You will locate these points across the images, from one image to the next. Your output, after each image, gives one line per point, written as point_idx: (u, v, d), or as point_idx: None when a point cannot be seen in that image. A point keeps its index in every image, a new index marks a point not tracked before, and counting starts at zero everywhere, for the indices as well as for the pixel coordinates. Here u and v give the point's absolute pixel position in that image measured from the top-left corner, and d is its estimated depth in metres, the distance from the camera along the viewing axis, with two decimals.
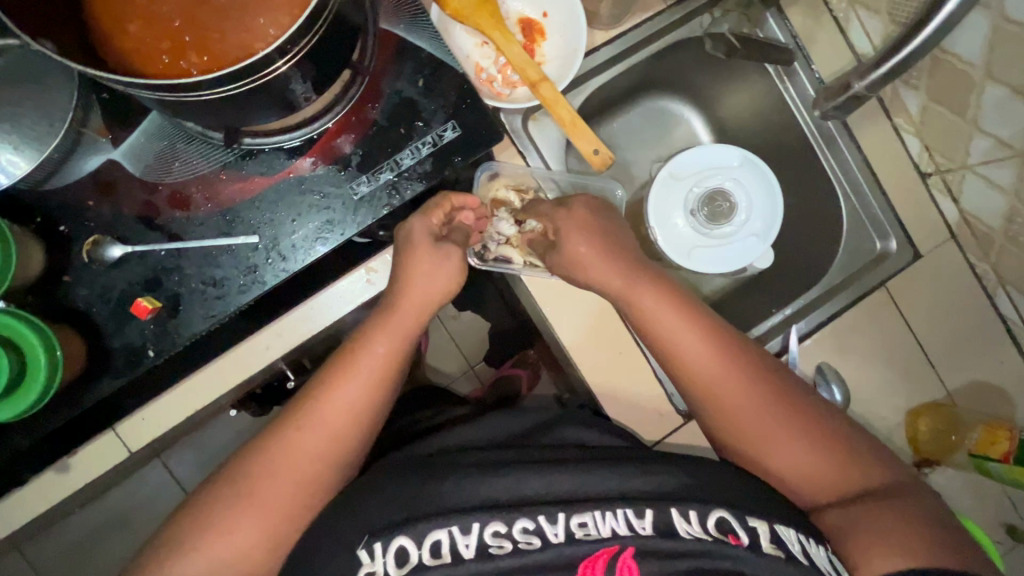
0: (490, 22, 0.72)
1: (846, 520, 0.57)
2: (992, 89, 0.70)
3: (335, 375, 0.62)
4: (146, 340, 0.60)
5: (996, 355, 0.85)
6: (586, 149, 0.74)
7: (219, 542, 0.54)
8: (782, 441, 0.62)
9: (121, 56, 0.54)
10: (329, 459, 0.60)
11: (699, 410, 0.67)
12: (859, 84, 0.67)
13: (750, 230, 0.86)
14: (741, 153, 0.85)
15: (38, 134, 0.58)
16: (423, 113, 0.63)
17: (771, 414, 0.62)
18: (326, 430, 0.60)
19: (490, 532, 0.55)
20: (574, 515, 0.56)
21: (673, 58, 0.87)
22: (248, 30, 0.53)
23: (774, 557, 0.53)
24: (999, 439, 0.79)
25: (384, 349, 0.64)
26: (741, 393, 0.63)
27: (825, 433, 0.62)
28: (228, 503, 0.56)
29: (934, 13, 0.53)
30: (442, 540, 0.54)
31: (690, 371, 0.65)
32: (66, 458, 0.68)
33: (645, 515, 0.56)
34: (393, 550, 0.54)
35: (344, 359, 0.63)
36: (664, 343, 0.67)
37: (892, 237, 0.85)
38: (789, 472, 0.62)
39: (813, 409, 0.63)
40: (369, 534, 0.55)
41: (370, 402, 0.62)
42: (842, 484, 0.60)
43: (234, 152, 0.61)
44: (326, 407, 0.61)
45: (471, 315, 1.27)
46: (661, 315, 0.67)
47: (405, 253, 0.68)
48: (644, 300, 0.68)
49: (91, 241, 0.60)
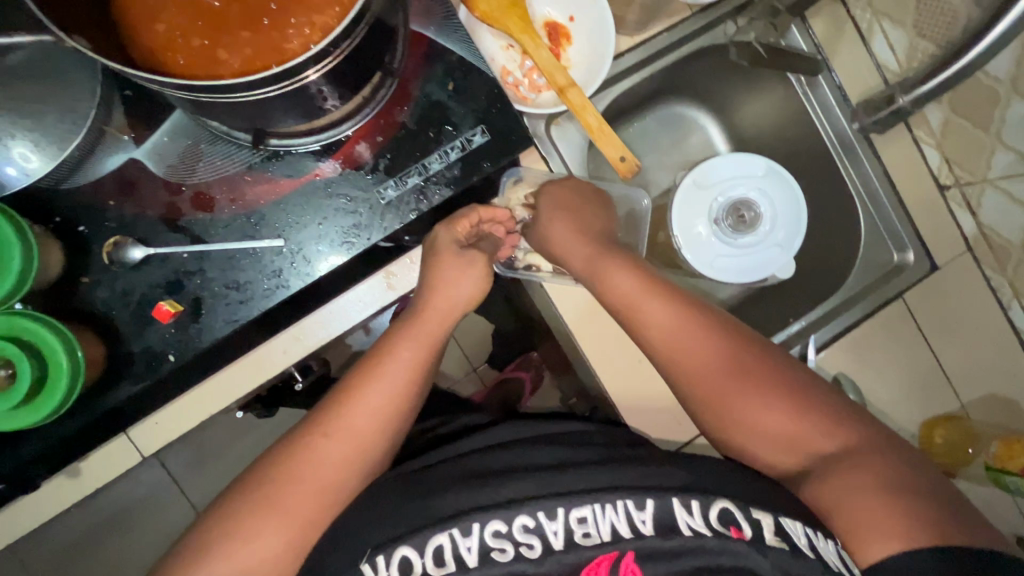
0: (519, 25, 0.71)
1: (824, 487, 0.54)
2: (1018, 104, 0.76)
3: (359, 379, 0.62)
4: (167, 345, 0.59)
5: (1010, 367, 0.86)
6: (612, 156, 0.74)
7: (242, 552, 0.53)
8: (746, 404, 0.60)
9: (152, 55, 0.53)
10: (352, 462, 0.58)
11: (666, 376, 0.65)
12: (902, 99, 0.66)
13: (772, 240, 0.86)
14: (766, 162, 0.85)
15: (59, 133, 0.57)
16: (453, 117, 0.62)
17: (739, 383, 0.60)
18: (353, 432, 0.59)
19: (490, 533, 0.55)
20: (574, 509, 0.55)
21: (696, 65, 0.86)
22: (280, 31, 0.52)
23: (779, 550, 0.52)
24: (1015, 452, 0.79)
25: (409, 353, 0.64)
26: (703, 356, 0.62)
27: (794, 392, 0.59)
28: (249, 512, 0.54)
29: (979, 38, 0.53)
30: (444, 546, 0.54)
31: (652, 335, 0.65)
32: (76, 463, 0.67)
33: (646, 506, 0.55)
34: (396, 562, 0.54)
35: (370, 363, 0.63)
36: (629, 313, 0.66)
37: (910, 248, 0.85)
38: (766, 442, 0.59)
39: (781, 372, 0.60)
40: (372, 547, 0.54)
41: (400, 402, 0.62)
42: (819, 447, 0.57)
43: (260, 153, 0.60)
44: (353, 412, 0.60)
45: (477, 317, 1.26)
46: (628, 288, 0.66)
47: (430, 261, 0.68)
48: (609, 277, 0.68)
49: (112, 242, 0.58)
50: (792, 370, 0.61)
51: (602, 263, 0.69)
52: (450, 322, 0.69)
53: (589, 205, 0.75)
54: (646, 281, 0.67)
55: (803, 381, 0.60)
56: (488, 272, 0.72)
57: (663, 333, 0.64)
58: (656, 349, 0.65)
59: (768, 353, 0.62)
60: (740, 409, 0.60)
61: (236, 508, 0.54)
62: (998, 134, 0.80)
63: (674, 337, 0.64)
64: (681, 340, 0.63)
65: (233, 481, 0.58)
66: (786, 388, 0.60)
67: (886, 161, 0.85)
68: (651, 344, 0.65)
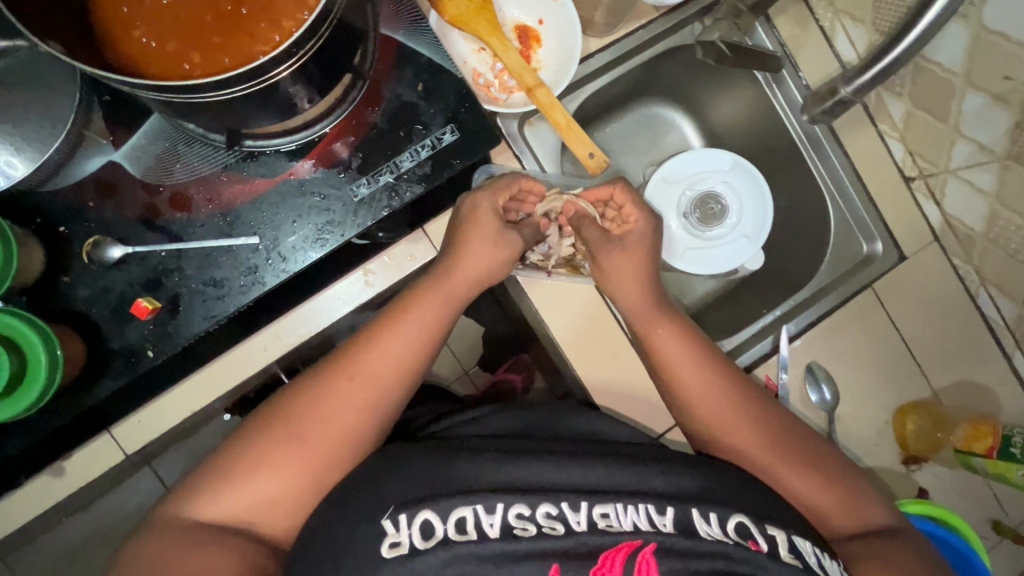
0: (488, 28, 0.73)
1: (861, 550, 0.59)
2: (973, 96, 0.76)
3: (383, 330, 0.63)
4: (146, 341, 0.61)
5: (981, 356, 0.88)
6: (581, 153, 0.76)
7: (260, 483, 0.56)
8: (794, 473, 0.64)
9: (126, 59, 0.55)
10: (371, 407, 0.61)
11: (711, 440, 0.68)
12: (846, 90, 0.66)
13: (742, 232, 0.90)
14: (733, 157, 0.88)
15: (41, 137, 0.59)
16: (423, 117, 0.64)
17: (782, 459, 0.64)
18: (371, 382, 0.61)
19: (514, 514, 0.55)
20: (597, 505, 0.57)
21: (666, 65, 0.89)
22: (249, 35, 0.54)
23: (792, 566, 0.55)
24: (984, 435, 0.82)
25: (430, 311, 0.65)
26: (752, 430, 0.66)
27: (832, 470, 0.64)
28: (265, 455, 0.56)
29: (904, 34, 0.54)
30: (467, 518, 0.54)
31: (705, 407, 0.67)
32: (60, 462, 0.68)
33: (667, 512, 0.57)
34: (418, 524, 0.53)
35: (396, 312, 0.64)
36: (678, 378, 0.69)
37: (878, 239, 0.88)
38: (809, 505, 0.63)
39: (825, 455, 0.65)
40: (394, 506, 0.54)
41: (420, 355, 0.64)
42: (860, 521, 0.62)
43: (235, 154, 0.62)
44: (375, 358, 0.62)
45: (466, 320, 1.26)
46: (680, 364, 0.69)
47: (466, 227, 0.69)
48: (665, 351, 0.70)
49: (91, 241, 0.60)
50: (827, 448, 0.67)
51: (658, 321, 0.71)
52: (476, 291, 0.70)
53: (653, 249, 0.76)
54: (698, 352, 0.69)
55: (834, 458, 0.66)
56: (508, 261, 0.71)
57: (710, 412, 0.67)
58: (703, 424, 0.68)
59: (805, 433, 0.67)
60: (790, 481, 0.64)
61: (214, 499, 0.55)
62: (956, 125, 0.80)
63: (721, 416, 0.67)
64: (728, 419, 0.67)
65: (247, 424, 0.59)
66: (828, 466, 0.65)
67: (852, 156, 0.88)
68: (694, 416, 0.68)
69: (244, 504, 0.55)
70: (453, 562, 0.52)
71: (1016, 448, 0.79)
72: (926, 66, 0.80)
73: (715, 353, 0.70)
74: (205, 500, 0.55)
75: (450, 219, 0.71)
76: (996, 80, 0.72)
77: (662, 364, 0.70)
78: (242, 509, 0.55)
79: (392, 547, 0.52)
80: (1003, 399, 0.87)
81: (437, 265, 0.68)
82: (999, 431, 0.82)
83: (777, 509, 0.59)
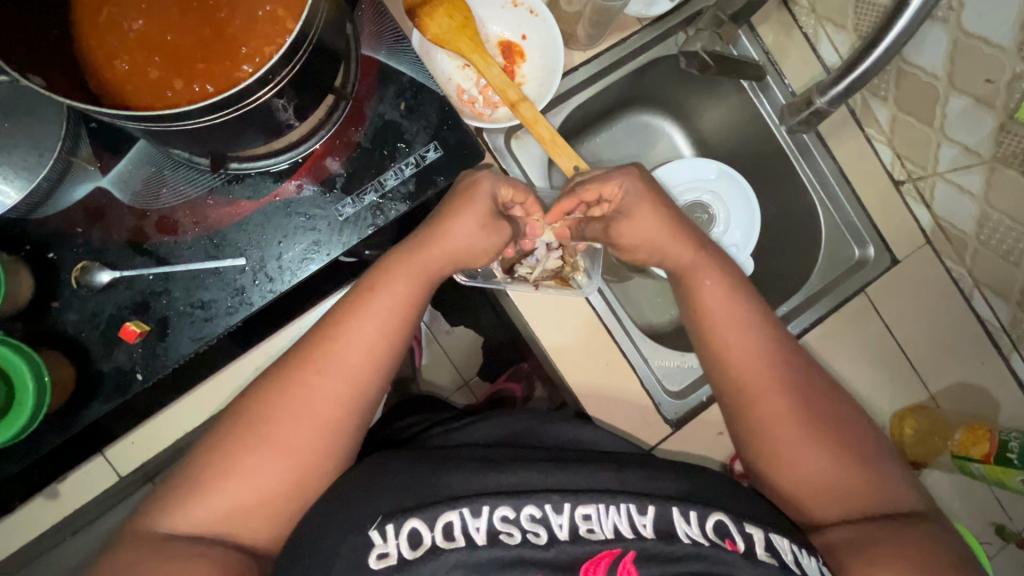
0: (470, 45, 0.74)
1: (858, 536, 0.57)
2: (957, 99, 0.76)
3: (365, 313, 0.63)
4: (135, 364, 0.61)
5: (979, 357, 0.87)
6: (565, 165, 0.77)
7: (245, 489, 0.56)
8: (807, 448, 0.61)
9: (111, 88, 0.56)
10: (355, 401, 0.61)
11: (735, 402, 0.65)
12: (820, 100, 0.67)
13: (729, 240, 0.93)
14: (717, 165, 0.91)
15: (29, 165, 0.61)
16: (406, 135, 0.65)
17: (805, 437, 0.61)
18: (350, 374, 0.60)
19: (499, 517, 0.55)
20: (579, 506, 0.56)
21: (652, 75, 0.89)
22: (229, 60, 0.55)
23: (769, 565, 0.54)
24: (980, 439, 0.80)
25: (402, 288, 0.65)
26: (779, 396, 0.62)
27: (847, 446, 0.61)
28: (250, 452, 0.56)
29: (874, 44, 0.54)
30: (454, 523, 0.54)
31: (735, 367, 0.65)
32: (54, 485, 0.68)
33: (647, 512, 0.56)
34: (405, 533, 0.53)
35: (376, 299, 0.63)
36: (711, 334, 0.67)
37: (870, 243, 0.87)
38: (809, 487, 0.61)
39: (845, 430, 0.62)
40: (382, 516, 0.54)
41: (393, 336, 0.64)
42: (864, 505, 0.59)
43: (222, 177, 0.63)
44: (352, 346, 0.61)
45: (464, 329, 1.24)
46: (716, 318, 0.67)
47: (462, 197, 0.67)
48: (706, 301, 0.68)
49: (79, 267, 0.61)
50: (856, 424, 0.63)
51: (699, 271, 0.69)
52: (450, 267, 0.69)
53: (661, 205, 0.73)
54: (735, 309, 0.67)
55: (857, 432, 0.62)
56: (491, 244, 0.70)
57: (745, 375, 0.64)
58: (730, 384, 0.65)
59: (831, 408, 0.63)
60: (799, 456, 0.61)
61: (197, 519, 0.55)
62: (941, 128, 0.80)
63: (758, 381, 0.63)
64: (761, 383, 0.63)
65: (224, 420, 0.59)
66: (846, 442, 0.61)
67: (840, 160, 0.88)
68: (726, 381, 0.66)
69: (234, 508, 0.56)
70: (441, 570, 0.51)
71: (1014, 453, 0.77)
72: (910, 70, 0.80)
73: (756, 310, 0.67)
74: (191, 502, 0.55)
75: (448, 191, 0.69)
76: (978, 83, 0.72)
77: (699, 320, 0.68)
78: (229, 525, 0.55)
79: (379, 558, 0.52)
80: (1000, 400, 0.86)
81: (416, 233, 0.68)
82: (996, 434, 0.80)
83: (762, 513, 0.59)
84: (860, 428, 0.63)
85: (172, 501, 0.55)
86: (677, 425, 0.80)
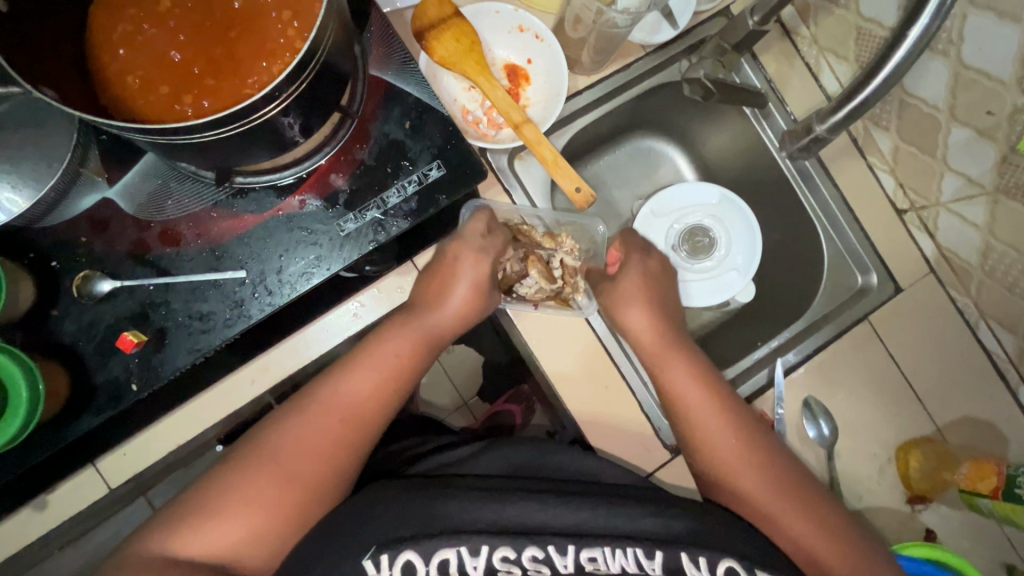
0: (475, 68, 0.75)
1: None
2: (958, 130, 0.76)
3: (362, 359, 0.66)
4: (130, 374, 0.61)
5: (985, 390, 0.85)
6: (568, 187, 0.77)
7: (238, 518, 0.56)
8: (789, 513, 0.66)
9: (121, 101, 0.57)
10: (351, 444, 0.63)
11: (710, 473, 0.71)
12: (820, 126, 0.67)
13: (731, 264, 0.93)
14: (719, 191, 0.93)
15: (37, 173, 0.61)
16: (409, 154, 0.66)
17: (777, 502, 0.67)
18: (341, 417, 0.63)
19: (498, 557, 0.56)
20: (585, 549, 0.57)
21: (654, 101, 0.90)
22: (239, 77, 0.56)
23: None
24: (988, 474, 0.80)
25: (404, 337, 0.68)
26: (747, 468, 0.69)
27: (823, 509, 0.67)
28: (251, 477, 0.58)
29: (872, 75, 0.54)
30: (450, 560, 0.55)
31: (705, 441, 0.71)
32: (43, 496, 0.67)
33: (655, 556, 0.58)
34: (399, 565, 0.55)
35: (371, 343, 0.67)
36: (682, 410, 0.72)
37: (872, 271, 0.87)
38: (797, 549, 0.65)
39: (816, 493, 0.68)
40: (377, 545, 0.55)
41: (397, 381, 0.67)
42: (850, 565, 0.64)
43: (226, 191, 0.64)
44: (345, 391, 0.64)
45: (464, 347, 1.23)
46: (684, 394, 0.73)
47: (449, 265, 0.72)
48: (671, 376, 0.74)
49: (81, 276, 0.62)
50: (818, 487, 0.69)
51: (666, 352, 0.75)
52: (455, 330, 0.74)
53: (643, 275, 0.81)
54: (701, 385, 0.73)
55: (822, 495, 0.68)
56: (478, 296, 0.73)
57: (714, 451, 0.70)
58: (704, 457, 0.71)
59: (798, 473, 0.69)
60: (785, 522, 0.65)
61: (185, 522, 0.56)
62: (944, 159, 0.80)
63: (726, 455, 0.70)
64: (728, 456, 0.70)
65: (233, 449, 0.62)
66: (820, 506, 0.67)
67: (842, 188, 0.88)
68: (700, 454, 0.71)
69: (242, 534, 0.56)
70: None
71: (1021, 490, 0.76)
72: (910, 101, 0.81)
73: (717, 385, 0.74)
74: (198, 528, 0.55)
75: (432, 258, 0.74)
76: (979, 116, 0.72)
77: (669, 398, 0.74)
78: (221, 551, 0.56)
79: None
80: (1009, 437, 0.85)
81: (420, 288, 0.72)
82: (1004, 470, 0.80)
83: (755, 550, 0.60)
84: (816, 488, 0.69)
85: (179, 518, 0.56)
86: (677, 452, 0.78)
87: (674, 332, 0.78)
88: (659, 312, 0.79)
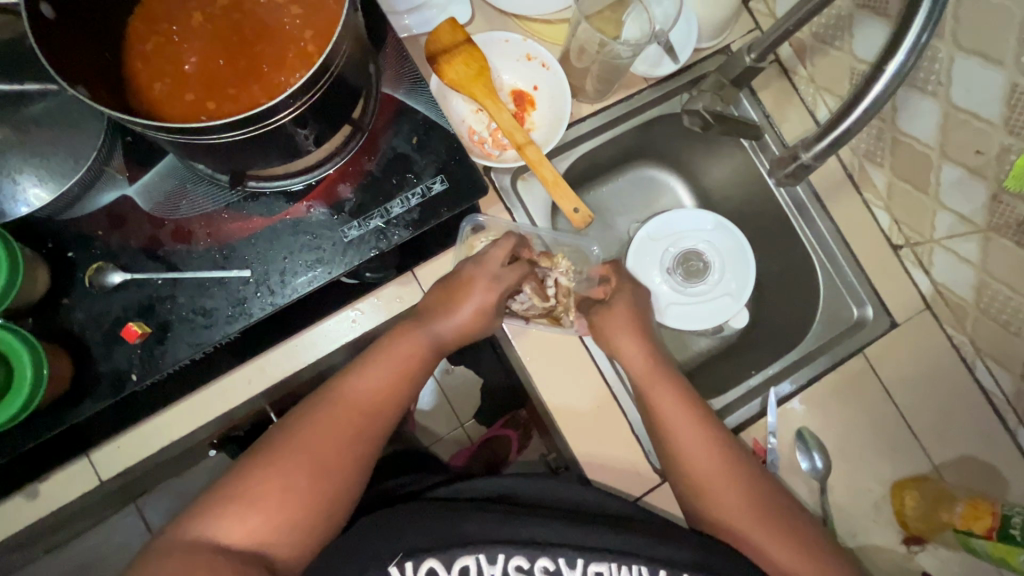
0: (483, 91, 0.79)
1: None
2: (949, 168, 0.77)
3: (364, 365, 0.68)
4: (132, 364, 0.63)
5: (984, 429, 0.84)
6: (567, 208, 0.80)
7: (257, 516, 0.58)
8: (775, 541, 0.67)
9: (149, 105, 0.61)
10: (354, 450, 0.64)
11: (697, 499, 0.71)
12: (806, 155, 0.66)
13: (725, 290, 0.95)
14: (713, 217, 0.95)
15: (62, 170, 0.65)
16: (415, 167, 0.69)
17: (764, 530, 0.67)
18: (344, 422, 0.64)
19: (513, 566, 0.59)
20: (593, 563, 0.60)
21: (656, 131, 0.94)
22: (258, 87, 0.60)
23: None
24: (982, 515, 0.77)
25: (405, 346, 0.70)
26: (733, 495, 0.69)
27: (808, 539, 0.68)
28: (263, 476, 0.60)
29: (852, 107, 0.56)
30: (470, 567, 0.58)
31: (690, 467, 0.71)
32: (36, 483, 0.69)
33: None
34: (423, 570, 0.58)
35: (375, 351, 0.69)
36: (670, 435, 0.72)
37: (868, 304, 0.88)
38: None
39: (802, 522, 0.69)
40: (403, 552, 0.58)
41: (397, 389, 0.68)
42: None
43: (238, 194, 0.67)
44: (351, 396, 0.66)
45: (464, 369, 1.23)
46: (671, 420, 0.73)
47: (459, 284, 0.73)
48: (658, 402, 0.74)
49: (94, 267, 0.64)
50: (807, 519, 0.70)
51: (657, 378, 0.75)
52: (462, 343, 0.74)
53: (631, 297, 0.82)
54: (689, 410, 0.73)
55: (809, 528, 0.69)
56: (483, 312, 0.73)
57: (701, 477, 0.70)
58: (692, 483, 0.71)
59: (784, 503, 0.70)
60: (770, 548, 0.67)
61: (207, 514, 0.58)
62: (936, 195, 0.81)
63: (712, 482, 0.70)
64: (716, 482, 0.70)
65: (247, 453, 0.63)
66: (806, 535, 0.68)
67: (839, 223, 0.90)
68: (687, 481, 0.71)
69: (256, 530, 0.58)
70: None
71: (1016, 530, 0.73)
72: (903, 139, 0.82)
73: (703, 411, 0.74)
74: (215, 523, 0.57)
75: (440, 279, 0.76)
76: (969, 154, 0.74)
77: (657, 424, 0.74)
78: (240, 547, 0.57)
79: None
80: (1009, 478, 0.83)
81: (424, 305, 0.73)
82: (998, 511, 0.77)
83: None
84: (800, 513, 0.70)
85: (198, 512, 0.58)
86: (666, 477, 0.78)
87: (665, 361, 0.79)
88: (646, 335, 0.80)
